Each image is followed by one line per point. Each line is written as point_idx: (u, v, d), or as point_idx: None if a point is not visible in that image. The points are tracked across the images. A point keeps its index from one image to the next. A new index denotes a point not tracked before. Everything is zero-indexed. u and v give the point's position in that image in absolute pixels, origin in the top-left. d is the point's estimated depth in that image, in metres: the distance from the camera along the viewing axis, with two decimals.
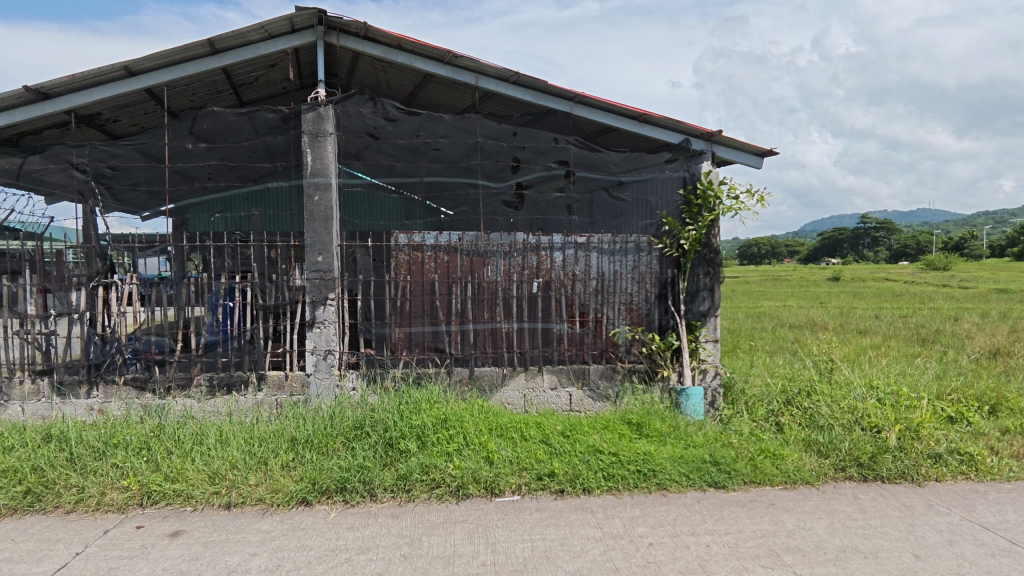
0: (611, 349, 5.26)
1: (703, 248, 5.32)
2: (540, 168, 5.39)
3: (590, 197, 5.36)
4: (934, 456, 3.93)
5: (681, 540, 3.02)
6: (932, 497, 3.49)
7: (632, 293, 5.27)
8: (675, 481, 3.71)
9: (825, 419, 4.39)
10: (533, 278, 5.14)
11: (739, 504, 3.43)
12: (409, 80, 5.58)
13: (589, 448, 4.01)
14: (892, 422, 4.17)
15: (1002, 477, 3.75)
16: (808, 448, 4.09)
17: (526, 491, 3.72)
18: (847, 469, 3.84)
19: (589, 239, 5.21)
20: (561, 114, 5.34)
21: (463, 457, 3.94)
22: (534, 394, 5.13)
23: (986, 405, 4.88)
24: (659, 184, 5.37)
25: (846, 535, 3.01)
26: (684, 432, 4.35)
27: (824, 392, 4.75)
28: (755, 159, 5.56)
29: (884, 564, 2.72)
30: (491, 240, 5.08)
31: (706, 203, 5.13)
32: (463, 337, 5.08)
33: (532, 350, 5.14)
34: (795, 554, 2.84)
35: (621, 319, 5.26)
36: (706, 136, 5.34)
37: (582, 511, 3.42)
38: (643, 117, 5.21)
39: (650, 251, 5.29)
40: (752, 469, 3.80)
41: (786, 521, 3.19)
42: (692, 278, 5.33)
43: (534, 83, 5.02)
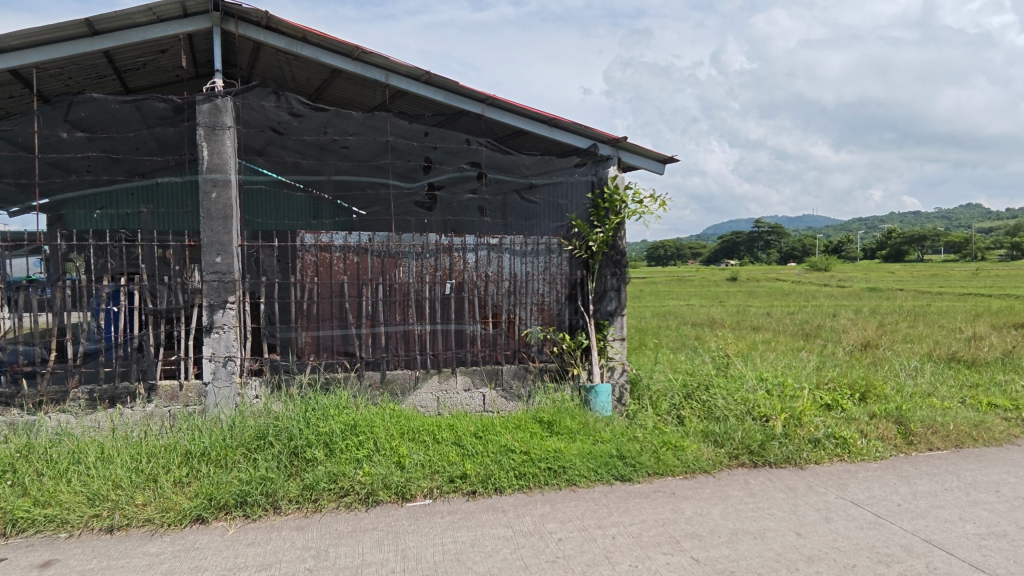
0: (524, 349, 5.34)
1: (610, 250, 5.53)
2: (452, 169, 5.40)
3: (502, 199, 5.40)
4: (813, 441, 4.29)
5: (589, 534, 3.11)
6: (812, 478, 3.82)
7: (544, 293, 5.37)
8: (584, 477, 3.82)
9: (721, 411, 4.70)
10: (445, 280, 5.10)
11: (643, 496, 3.59)
12: (315, 74, 5.37)
13: (502, 448, 4.04)
14: (779, 411, 4.55)
15: (869, 457, 4.16)
16: (705, 439, 4.35)
17: (438, 494, 3.68)
18: (740, 457, 4.12)
19: (501, 240, 5.25)
20: (474, 116, 5.34)
21: (373, 464, 3.84)
22: (447, 396, 5.09)
23: (858, 392, 5.39)
24: (569, 187, 5.51)
25: (738, 518, 3.23)
26: (592, 428, 4.49)
27: (720, 385, 5.07)
28: (658, 167, 5.85)
29: (770, 543, 2.94)
30: (403, 240, 4.99)
31: (613, 207, 5.31)
32: (374, 339, 4.95)
33: (445, 351, 5.11)
34: (693, 539, 3.00)
35: (533, 319, 5.35)
36: (613, 143, 5.55)
37: (493, 511, 3.44)
38: (552, 121, 5.31)
39: (562, 252, 5.42)
40: (656, 460, 3.98)
41: (685, 508, 3.38)
42: (600, 279, 5.51)
43: (445, 84, 4.99)
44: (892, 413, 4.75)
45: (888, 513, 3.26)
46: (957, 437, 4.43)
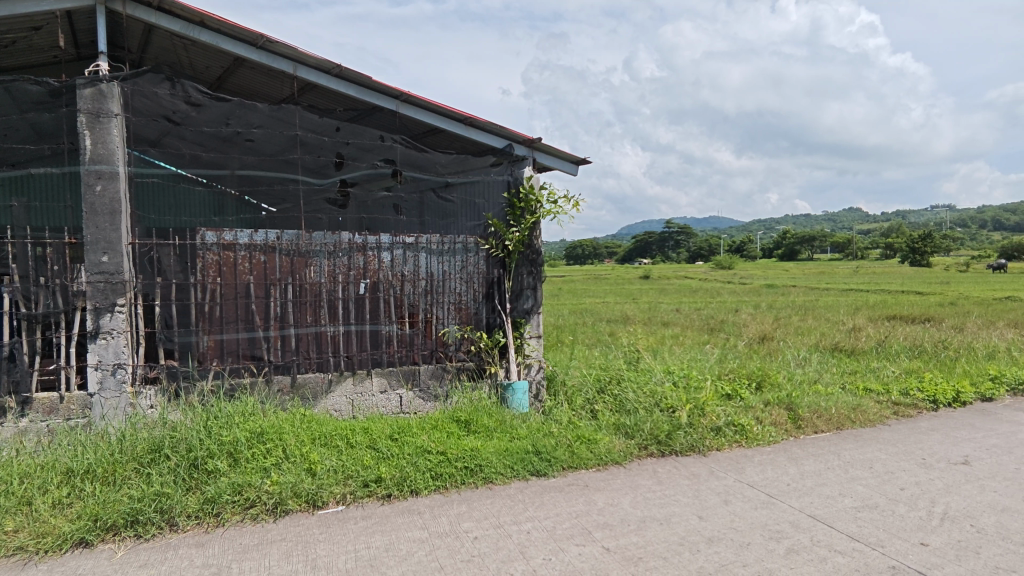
0: (441, 348, 5.30)
1: (527, 249, 5.60)
2: (365, 166, 5.24)
3: (418, 197, 5.33)
4: (715, 429, 4.56)
5: (504, 530, 3.14)
6: (713, 464, 4.06)
7: (461, 292, 5.36)
8: (500, 473, 3.85)
9: (632, 403, 4.91)
10: (359, 279, 4.96)
11: (558, 489, 3.67)
12: (216, 62, 5.04)
13: (417, 449, 3.99)
14: (684, 402, 4.81)
15: (764, 442, 4.47)
16: (617, 431, 4.51)
17: (351, 500, 3.58)
18: (649, 447, 4.30)
19: (417, 239, 5.19)
20: (388, 112, 5.22)
21: (282, 472, 3.67)
22: (362, 399, 4.96)
23: (755, 381, 5.80)
24: (485, 186, 5.53)
25: (646, 506, 3.37)
26: (508, 426, 4.54)
27: (630, 379, 5.29)
28: (572, 168, 6.00)
29: (674, 527, 3.10)
30: (314, 239, 4.81)
31: (529, 207, 5.42)
32: (283, 343, 4.73)
33: (360, 353, 4.97)
34: (604, 529, 3.10)
35: (451, 319, 5.33)
36: (528, 143, 5.62)
37: (408, 514, 3.39)
38: (469, 121, 5.31)
39: (478, 251, 5.43)
40: (570, 454, 4.08)
41: (598, 500, 3.49)
42: (516, 278, 5.57)
43: (357, 78, 4.83)
44: (784, 400, 5.14)
45: (779, 493, 3.52)
46: (838, 420, 4.86)
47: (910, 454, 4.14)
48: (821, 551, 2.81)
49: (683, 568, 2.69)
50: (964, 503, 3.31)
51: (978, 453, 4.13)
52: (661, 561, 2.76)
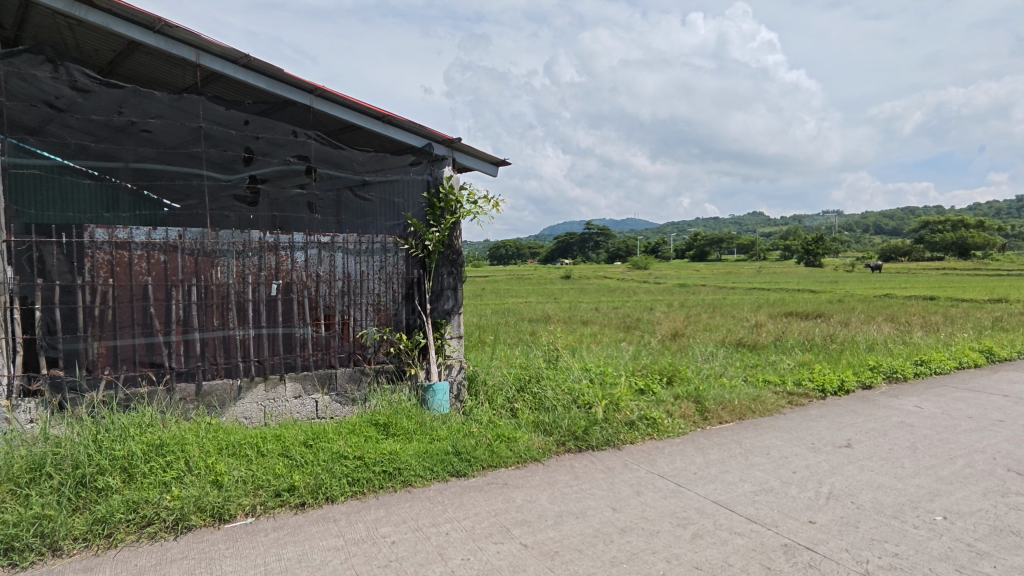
0: (359, 350, 5.16)
1: (447, 249, 5.56)
2: (276, 162, 5.12)
3: (334, 195, 5.30)
4: (629, 423, 4.74)
5: (422, 533, 3.11)
6: (627, 457, 4.22)
7: (380, 293, 5.24)
8: (419, 476, 3.81)
9: (551, 401, 5.01)
10: (271, 280, 4.75)
11: (477, 489, 3.68)
12: (106, 44, 4.59)
13: (333, 455, 3.87)
14: (600, 398, 4.97)
15: (674, 433, 4.69)
16: (536, 429, 4.60)
17: (261, 512, 3.41)
18: (567, 443, 4.40)
19: (333, 239, 5.00)
20: (301, 106, 4.95)
21: (184, 485, 3.45)
22: (273, 405, 4.75)
23: (666, 376, 6.09)
24: (404, 185, 5.44)
25: (563, 501, 3.46)
26: (428, 427, 4.50)
27: (549, 377, 5.41)
28: (491, 168, 6.03)
29: (589, 520, 3.20)
30: (220, 238, 4.54)
31: (449, 207, 5.36)
32: (186, 348, 4.44)
33: (272, 357, 4.76)
34: (522, 526, 3.14)
35: (369, 320, 5.20)
36: (447, 143, 5.52)
37: (323, 522, 3.28)
38: (387, 118, 5.15)
39: (397, 251, 5.32)
40: (490, 454, 4.10)
41: (516, 497, 3.53)
42: (436, 278, 5.52)
43: (267, 70, 4.55)
44: (692, 394, 5.43)
45: (686, 481, 3.72)
46: (740, 410, 5.19)
47: (802, 440, 4.49)
48: (722, 533, 2.99)
49: (597, 558, 2.78)
50: (846, 482, 3.63)
51: (859, 436, 4.55)
52: (576, 553, 2.84)
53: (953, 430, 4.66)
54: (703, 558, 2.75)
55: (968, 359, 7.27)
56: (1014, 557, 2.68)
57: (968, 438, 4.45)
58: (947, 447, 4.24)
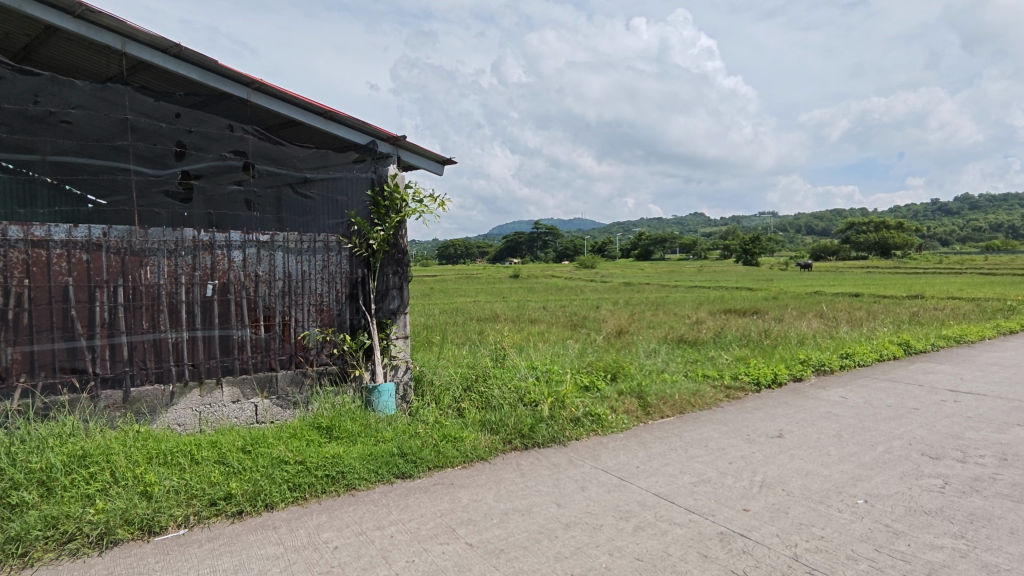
0: (301, 352, 5.02)
1: (392, 248, 5.47)
2: (211, 157, 5.08)
3: (274, 192, 5.32)
4: (574, 420, 4.81)
5: (366, 537, 3.06)
6: (573, 453, 4.28)
7: (322, 293, 5.11)
8: (363, 480, 3.74)
9: (497, 400, 5.03)
10: (206, 281, 4.55)
11: (422, 490, 3.65)
12: (17, 28, 4.19)
13: (273, 461, 3.74)
14: (545, 396, 5.03)
15: (618, 428, 4.79)
16: (482, 428, 4.60)
17: (195, 523, 3.26)
18: (513, 441, 4.43)
19: (273, 237, 4.84)
20: (237, 100, 4.73)
21: (110, 498, 3.26)
22: (209, 411, 4.55)
23: (610, 372, 6.22)
24: (347, 183, 5.27)
25: (508, 498, 3.48)
26: (373, 429, 4.43)
27: (496, 376, 5.44)
28: (437, 167, 5.99)
29: (534, 517, 3.23)
30: (150, 236, 4.32)
31: (394, 204, 5.21)
32: (112, 352, 4.19)
33: (208, 361, 4.56)
34: (468, 525, 3.14)
35: (311, 321, 5.06)
36: (392, 140, 5.44)
37: (262, 530, 3.17)
38: (329, 114, 5.01)
39: (340, 250, 5.19)
40: (436, 454, 4.08)
41: (462, 497, 3.52)
42: (381, 278, 5.43)
43: (200, 61, 4.32)
44: (635, 390, 5.57)
45: (629, 475, 3.81)
46: (681, 405, 5.36)
47: (738, 431, 4.69)
48: (663, 525, 3.08)
49: (542, 555, 2.81)
50: (778, 471, 3.81)
51: (790, 427, 4.78)
52: (521, 550, 2.86)
53: (874, 418, 4.97)
54: (644, 550, 2.83)
55: (888, 352, 7.78)
56: (926, 536, 2.89)
57: (887, 425, 4.76)
58: (869, 435, 4.51)
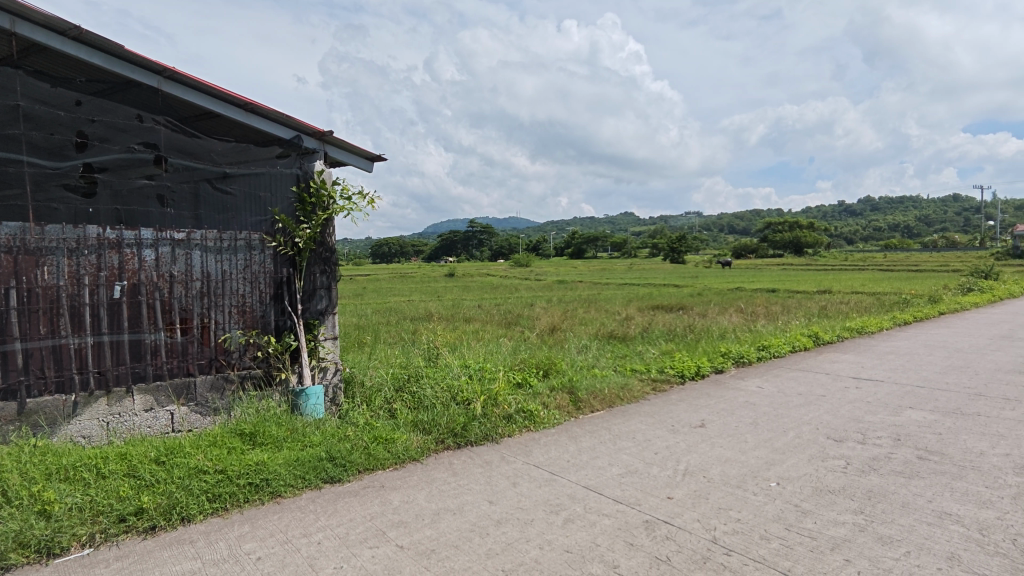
0: (222, 356, 4.78)
1: (319, 247, 5.32)
2: (118, 149, 4.47)
3: (191, 188, 4.74)
4: (507, 417, 4.85)
5: (292, 545, 2.96)
6: (505, 450, 4.31)
7: (244, 294, 4.88)
8: (289, 486, 3.61)
9: (430, 399, 4.99)
10: (113, 282, 4.24)
11: (352, 494, 3.57)
12: None
13: (190, 471, 3.55)
14: (478, 394, 5.03)
15: (550, 424, 4.86)
16: (414, 428, 4.56)
17: (101, 541, 3.04)
18: (445, 441, 4.41)
19: (190, 235, 4.61)
20: (147, 89, 4.45)
21: (2, 519, 2.99)
22: (117, 421, 4.26)
23: (542, 369, 6.31)
24: (270, 179, 5.11)
25: (440, 498, 3.46)
26: (300, 434, 4.29)
27: (428, 376, 5.40)
28: (366, 163, 5.85)
29: (466, 515, 3.22)
30: (48, 233, 3.99)
31: (320, 202, 5.15)
32: (5, 361, 3.83)
33: (116, 368, 4.25)
34: (398, 527, 3.10)
35: (232, 323, 4.82)
36: (318, 135, 5.26)
37: (177, 545, 3.00)
38: (249, 106, 4.80)
39: (264, 249, 4.99)
40: (366, 456, 4.00)
41: (392, 499, 3.47)
42: (308, 278, 5.24)
43: (106, 45, 4.03)
44: (566, 386, 5.68)
45: (560, 469, 3.88)
46: (610, 399, 5.51)
47: (663, 423, 4.87)
48: (591, 516, 3.16)
49: (473, 553, 2.81)
50: (699, 459, 4.00)
51: (711, 416, 5.02)
52: (452, 549, 2.85)
53: (786, 405, 5.30)
54: (573, 542, 2.89)
55: (799, 343, 8.31)
56: (830, 513, 3.11)
57: (798, 412, 5.09)
58: (781, 421, 4.81)
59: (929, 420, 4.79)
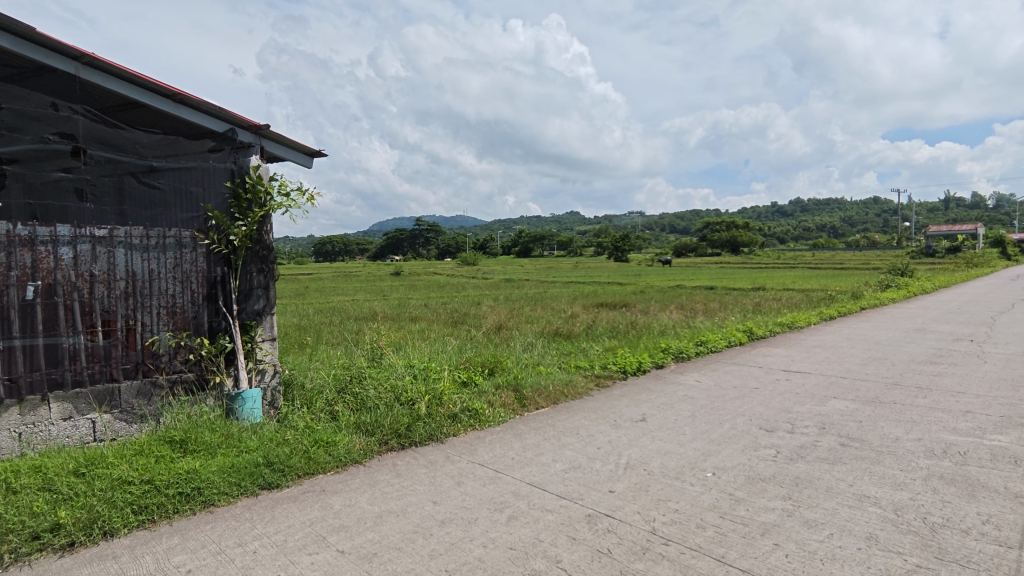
0: (149, 360, 4.52)
1: (256, 245, 5.11)
2: (30, 139, 4.23)
3: (114, 181, 4.53)
4: (452, 416, 4.81)
5: (225, 556, 2.84)
6: (450, 449, 4.29)
7: (174, 294, 4.63)
8: (223, 494, 3.46)
9: (373, 400, 4.91)
10: (25, 282, 3.93)
11: (291, 500, 3.46)
12: None
13: (114, 482, 3.34)
14: (423, 394, 4.98)
15: (495, 422, 4.87)
16: (357, 430, 4.47)
17: (11, 562, 2.81)
18: (389, 442, 4.33)
19: (112, 232, 4.33)
20: (62, 75, 4.13)
21: None
22: (31, 432, 3.96)
23: (488, 367, 6.31)
24: (202, 174, 4.87)
25: (383, 500, 3.40)
26: (235, 439, 4.11)
27: (371, 377, 5.31)
28: (306, 159, 5.67)
29: (410, 516, 3.18)
30: None
31: (256, 198, 4.93)
32: None
33: (30, 375, 3.95)
34: (339, 532, 3.03)
35: (162, 325, 4.57)
36: (254, 129, 5.04)
37: (99, 561, 2.83)
38: (178, 97, 4.53)
39: (195, 247, 4.76)
40: (306, 461, 3.88)
41: (333, 503, 3.39)
42: (244, 277, 5.02)
43: (14, 26, 3.70)
44: (512, 384, 5.70)
45: (504, 467, 3.89)
46: (555, 395, 5.57)
47: (606, 418, 4.97)
48: (535, 512, 3.18)
49: (417, 554, 2.78)
50: (641, 452, 4.10)
51: (652, 410, 5.16)
52: (395, 552, 2.81)
53: (722, 398, 5.51)
54: (517, 539, 2.90)
55: (735, 338, 8.66)
56: (761, 500, 3.26)
57: (733, 404, 5.30)
58: (718, 413, 5.00)
59: (851, 409, 5.09)
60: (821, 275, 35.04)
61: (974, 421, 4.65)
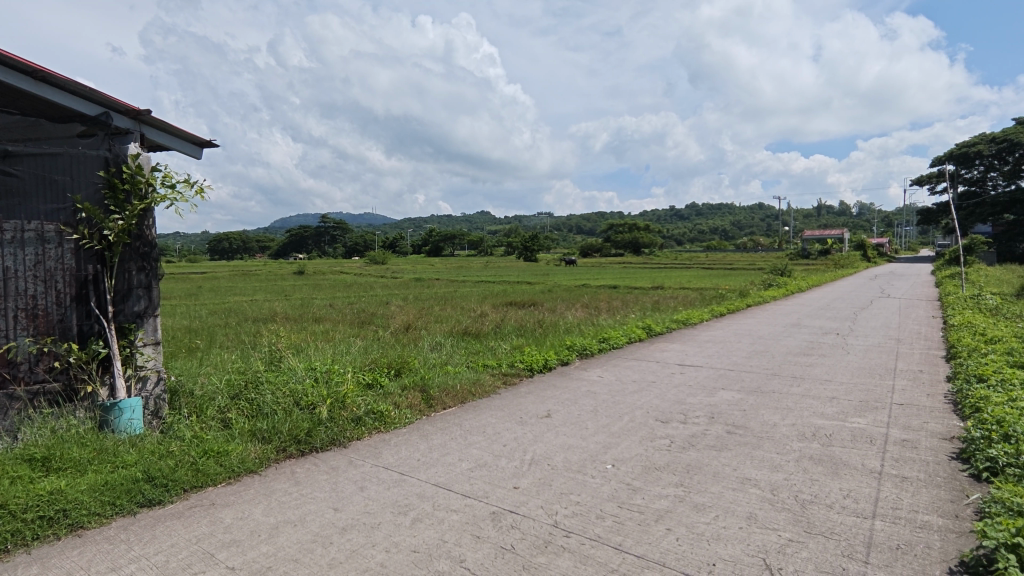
0: (4, 369, 4.05)
1: (135, 240, 4.64)
2: None
3: None
4: (355, 419, 4.67)
5: None
6: (353, 454, 4.15)
7: (35, 295, 4.16)
8: (94, 516, 3.14)
9: (270, 406, 4.66)
10: None
11: (175, 517, 3.20)
12: None
13: None
14: (324, 398, 4.78)
15: (400, 424, 4.78)
16: (252, 438, 4.23)
17: None
18: (287, 449, 4.14)
19: None
20: None
21: None
22: None
23: (394, 368, 6.19)
24: (70, 161, 4.42)
25: (279, 511, 3.23)
26: (110, 454, 3.75)
27: (269, 381, 5.05)
28: (193, 149, 5.27)
29: (308, 526, 3.05)
30: None
31: (136, 189, 4.49)
32: None
33: None
34: (229, 548, 2.84)
35: (19, 330, 4.10)
36: (133, 114, 4.55)
37: None
38: (41, 75, 3.97)
39: (61, 243, 4.29)
40: (193, 474, 3.61)
41: (224, 517, 3.18)
42: (121, 275, 4.57)
43: None
44: (418, 385, 5.62)
45: (409, 469, 3.82)
46: (462, 394, 5.56)
47: (512, 415, 5.03)
48: (439, 513, 3.16)
49: (315, 565, 2.67)
50: (545, 447, 4.19)
51: (556, 406, 5.29)
52: (291, 564, 2.68)
53: (623, 393, 5.76)
54: (420, 541, 2.87)
55: (635, 335, 9.08)
56: (655, 488, 3.44)
57: (632, 398, 5.55)
58: (618, 407, 5.21)
59: (737, 399, 5.50)
60: (713, 275, 37.49)
61: (837, 406, 5.19)
